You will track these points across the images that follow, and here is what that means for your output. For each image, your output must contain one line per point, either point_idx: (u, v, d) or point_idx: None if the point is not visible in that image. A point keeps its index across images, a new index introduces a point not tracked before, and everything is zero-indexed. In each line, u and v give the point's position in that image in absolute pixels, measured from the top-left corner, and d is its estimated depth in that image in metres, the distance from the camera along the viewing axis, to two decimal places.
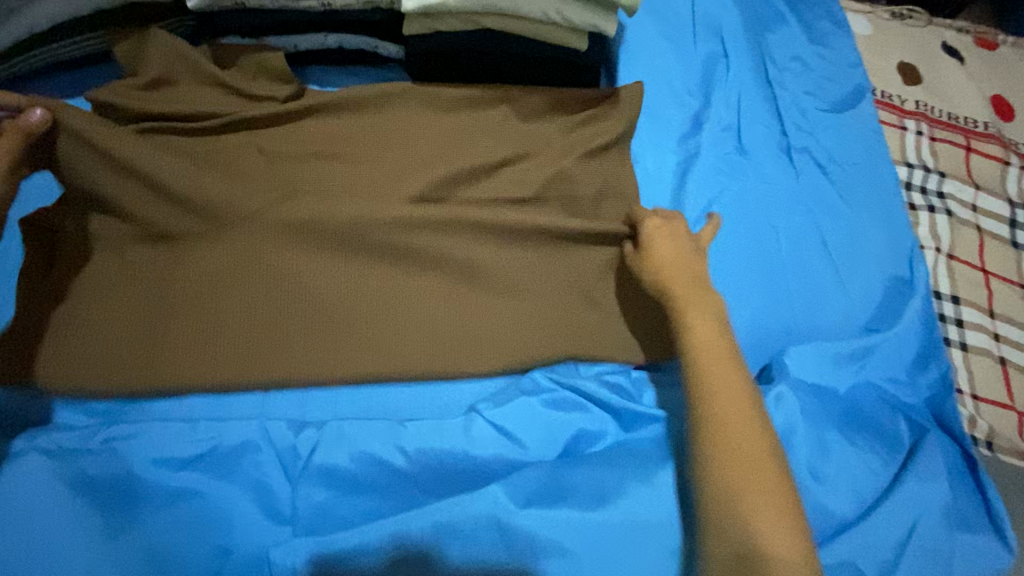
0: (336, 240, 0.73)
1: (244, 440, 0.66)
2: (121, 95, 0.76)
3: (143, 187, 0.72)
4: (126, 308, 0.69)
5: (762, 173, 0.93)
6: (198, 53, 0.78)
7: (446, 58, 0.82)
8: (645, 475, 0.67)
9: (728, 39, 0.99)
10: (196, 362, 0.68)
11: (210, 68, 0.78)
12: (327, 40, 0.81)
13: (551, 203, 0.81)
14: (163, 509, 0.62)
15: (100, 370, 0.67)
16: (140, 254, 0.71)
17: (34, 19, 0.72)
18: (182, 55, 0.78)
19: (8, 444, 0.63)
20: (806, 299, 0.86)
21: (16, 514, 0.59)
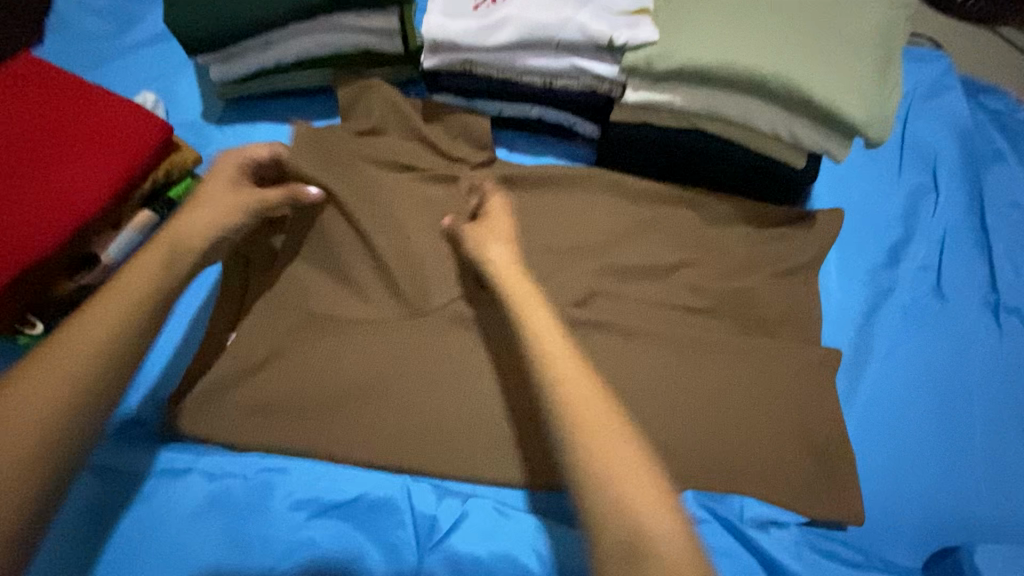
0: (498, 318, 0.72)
1: (386, 494, 0.65)
2: (336, 135, 0.79)
3: (342, 232, 0.75)
4: (295, 333, 0.71)
5: (960, 326, 0.83)
6: (410, 107, 0.82)
7: (641, 149, 0.81)
8: None
9: (942, 171, 0.90)
10: (350, 406, 0.68)
11: (417, 124, 0.81)
12: (531, 111, 0.83)
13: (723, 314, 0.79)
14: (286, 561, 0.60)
15: (253, 399, 0.68)
16: (320, 288, 0.74)
17: (282, 51, 0.77)
18: (397, 107, 0.81)
19: (179, 456, 0.66)
20: (1000, 486, 0.74)
21: (173, 529, 0.61)
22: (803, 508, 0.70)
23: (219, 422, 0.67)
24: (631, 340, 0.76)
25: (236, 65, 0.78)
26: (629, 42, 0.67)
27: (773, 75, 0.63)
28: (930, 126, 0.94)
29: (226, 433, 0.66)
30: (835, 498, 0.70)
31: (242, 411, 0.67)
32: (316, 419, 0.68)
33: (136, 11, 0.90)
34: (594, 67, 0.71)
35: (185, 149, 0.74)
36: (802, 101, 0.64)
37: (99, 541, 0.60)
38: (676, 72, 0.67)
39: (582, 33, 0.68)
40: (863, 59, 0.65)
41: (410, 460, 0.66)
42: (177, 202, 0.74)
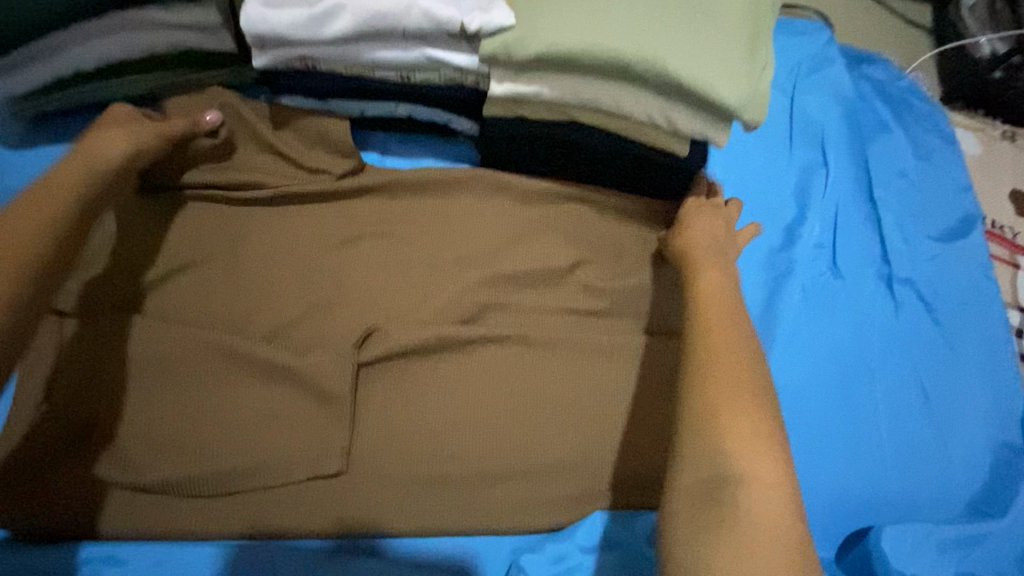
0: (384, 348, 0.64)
1: (250, 571, 0.57)
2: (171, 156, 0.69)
3: (188, 272, 0.66)
4: (125, 384, 0.59)
5: (857, 303, 0.82)
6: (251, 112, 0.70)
7: (521, 143, 0.75)
8: None
9: (830, 146, 0.89)
10: (199, 469, 0.57)
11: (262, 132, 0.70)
12: (397, 109, 0.73)
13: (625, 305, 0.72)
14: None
15: (91, 481, 0.57)
16: (152, 334, 0.61)
17: (78, 58, 0.64)
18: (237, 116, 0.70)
19: None
20: (903, 463, 0.74)
21: None
22: None
23: (39, 507, 0.56)
24: (528, 354, 0.67)
25: (23, 78, 0.65)
26: (484, 27, 0.59)
27: (640, 58, 0.58)
28: (818, 99, 0.92)
29: (49, 520, 0.56)
30: None
31: (76, 496, 0.57)
32: (163, 495, 0.58)
33: None
34: (451, 58, 0.63)
35: None
36: (675, 85, 0.59)
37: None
38: (539, 60, 0.60)
39: (429, 20, 0.59)
40: (734, 35, 0.60)
41: (286, 521, 0.59)
42: None
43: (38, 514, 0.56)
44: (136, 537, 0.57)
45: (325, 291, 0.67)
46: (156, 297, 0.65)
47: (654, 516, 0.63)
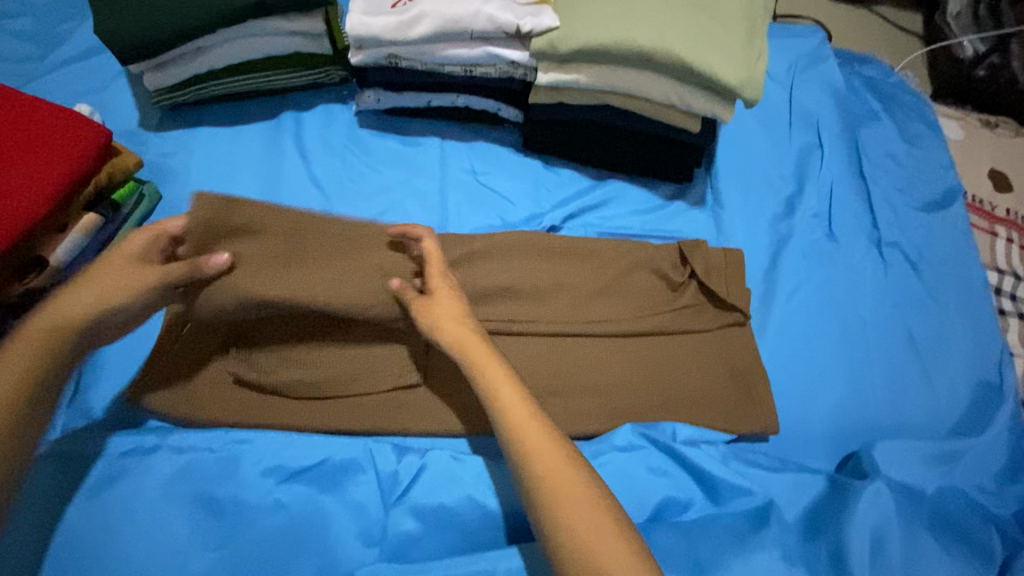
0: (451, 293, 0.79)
1: (349, 458, 0.70)
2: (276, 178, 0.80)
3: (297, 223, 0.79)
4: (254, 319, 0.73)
5: (849, 262, 0.94)
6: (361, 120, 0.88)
7: (559, 126, 0.90)
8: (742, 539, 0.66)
9: (824, 131, 1.03)
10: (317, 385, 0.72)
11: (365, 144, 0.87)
12: (458, 100, 0.89)
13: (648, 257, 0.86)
14: (249, 520, 0.64)
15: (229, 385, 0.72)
16: None
17: (213, 59, 0.82)
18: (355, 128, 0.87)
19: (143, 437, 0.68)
20: (893, 392, 0.85)
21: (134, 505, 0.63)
22: (722, 423, 0.77)
23: (188, 402, 0.70)
24: (570, 293, 0.82)
25: (167, 73, 0.83)
26: (534, 28, 0.75)
27: (659, 49, 0.73)
28: (813, 92, 1.07)
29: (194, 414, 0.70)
30: (756, 413, 0.78)
31: (217, 395, 0.72)
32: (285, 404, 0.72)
33: (63, 30, 0.93)
34: (507, 54, 0.79)
35: (126, 154, 0.79)
36: (687, 70, 0.74)
37: (70, 524, 0.61)
38: (578, 52, 0.75)
39: (492, 23, 0.75)
40: (733, 32, 0.75)
41: (376, 421, 0.73)
42: (121, 206, 0.78)
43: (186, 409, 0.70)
44: (261, 428, 0.71)
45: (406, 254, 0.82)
46: None
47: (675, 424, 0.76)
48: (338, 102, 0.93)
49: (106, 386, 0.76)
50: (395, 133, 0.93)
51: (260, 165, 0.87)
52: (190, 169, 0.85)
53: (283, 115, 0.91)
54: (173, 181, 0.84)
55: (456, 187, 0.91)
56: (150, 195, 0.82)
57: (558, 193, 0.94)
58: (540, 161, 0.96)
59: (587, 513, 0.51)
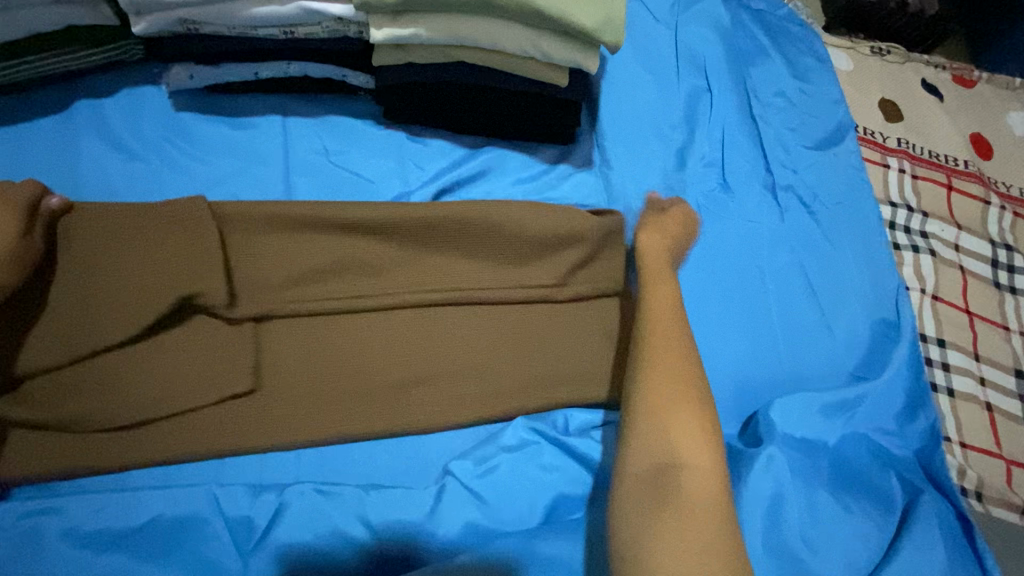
0: (275, 283, 0.67)
1: (189, 510, 0.60)
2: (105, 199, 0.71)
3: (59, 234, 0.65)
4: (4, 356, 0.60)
5: (744, 212, 0.89)
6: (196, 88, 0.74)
7: (414, 91, 0.78)
8: None
9: (711, 73, 0.97)
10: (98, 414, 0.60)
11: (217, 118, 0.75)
12: (290, 68, 0.75)
13: (520, 218, 0.75)
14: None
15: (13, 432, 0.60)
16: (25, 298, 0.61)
17: None
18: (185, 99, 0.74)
19: None
20: (792, 345, 0.82)
21: None
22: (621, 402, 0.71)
23: None
24: (436, 274, 0.71)
25: None
26: None
27: None
28: (698, 30, 0.99)
29: None
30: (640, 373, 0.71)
31: None
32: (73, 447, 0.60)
33: None
34: (328, 8, 0.65)
35: None
36: (535, 14, 0.64)
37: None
38: (408, 2, 0.64)
39: None
40: None
41: (204, 446, 0.62)
42: None
43: None
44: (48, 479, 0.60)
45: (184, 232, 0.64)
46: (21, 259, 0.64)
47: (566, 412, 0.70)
48: (148, 83, 0.77)
49: None
50: (223, 114, 0.78)
51: (50, 170, 0.71)
52: None
53: (76, 105, 0.75)
54: None
55: (303, 172, 0.78)
56: None
57: (426, 167, 0.83)
58: (404, 132, 0.84)
59: (671, 363, 0.63)
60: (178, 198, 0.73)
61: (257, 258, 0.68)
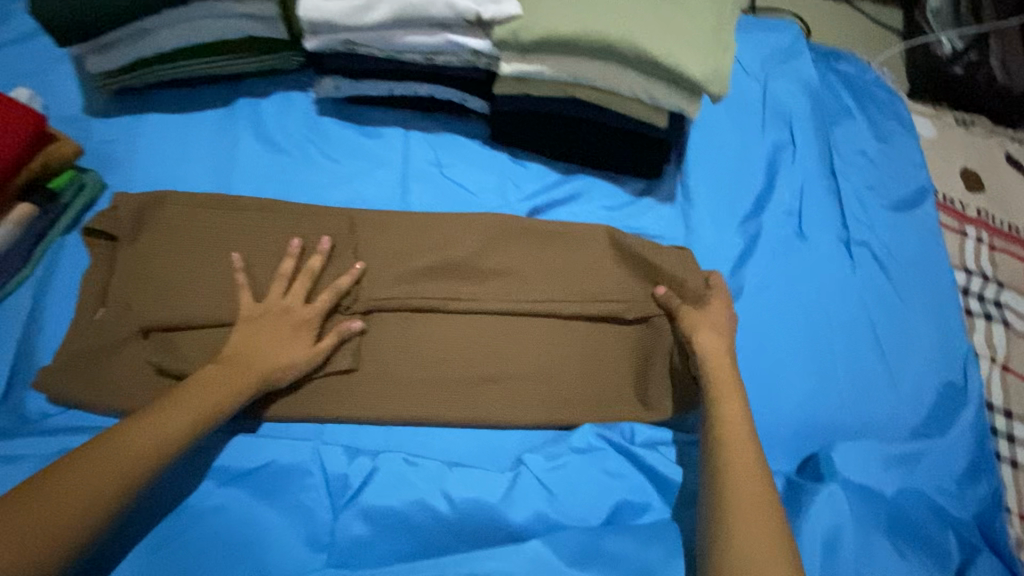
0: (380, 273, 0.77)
1: (295, 461, 0.68)
2: (252, 183, 0.82)
3: (209, 213, 0.76)
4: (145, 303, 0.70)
5: (818, 261, 0.93)
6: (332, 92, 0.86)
7: (524, 119, 0.87)
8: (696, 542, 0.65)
9: (797, 128, 1.02)
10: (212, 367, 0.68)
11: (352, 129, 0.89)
12: (420, 89, 0.86)
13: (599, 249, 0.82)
14: (187, 525, 0.63)
15: (147, 374, 0.68)
16: (169, 262, 0.72)
17: (162, 41, 0.78)
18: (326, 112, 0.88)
19: (58, 422, 0.66)
20: (856, 395, 0.85)
21: None
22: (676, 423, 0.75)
23: (85, 390, 0.66)
24: (531, 286, 0.78)
25: (112, 56, 0.78)
26: (495, 16, 0.72)
27: (621, 40, 0.71)
28: (787, 87, 1.05)
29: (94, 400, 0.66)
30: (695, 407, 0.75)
31: (113, 379, 0.67)
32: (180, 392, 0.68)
33: (4, 7, 0.88)
34: (468, 42, 0.76)
35: (64, 141, 0.74)
36: (651, 62, 0.72)
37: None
38: (540, 42, 0.73)
39: (450, 9, 0.72)
40: (699, 23, 0.74)
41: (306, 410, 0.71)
42: (59, 194, 0.74)
43: (87, 398, 0.66)
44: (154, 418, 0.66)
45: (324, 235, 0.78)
46: (173, 229, 0.74)
47: (633, 425, 0.74)
48: (298, 90, 0.89)
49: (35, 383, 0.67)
50: (355, 123, 0.90)
51: (211, 155, 0.83)
52: (137, 156, 0.81)
53: (238, 101, 0.87)
54: (120, 168, 0.81)
55: (418, 179, 0.88)
56: (92, 183, 0.77)
57: (524, 187, 0.91)
58: (507, 154, 0.93)
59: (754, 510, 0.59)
60: (313, 189, 0.84)
61: (372, 251, 0.78)
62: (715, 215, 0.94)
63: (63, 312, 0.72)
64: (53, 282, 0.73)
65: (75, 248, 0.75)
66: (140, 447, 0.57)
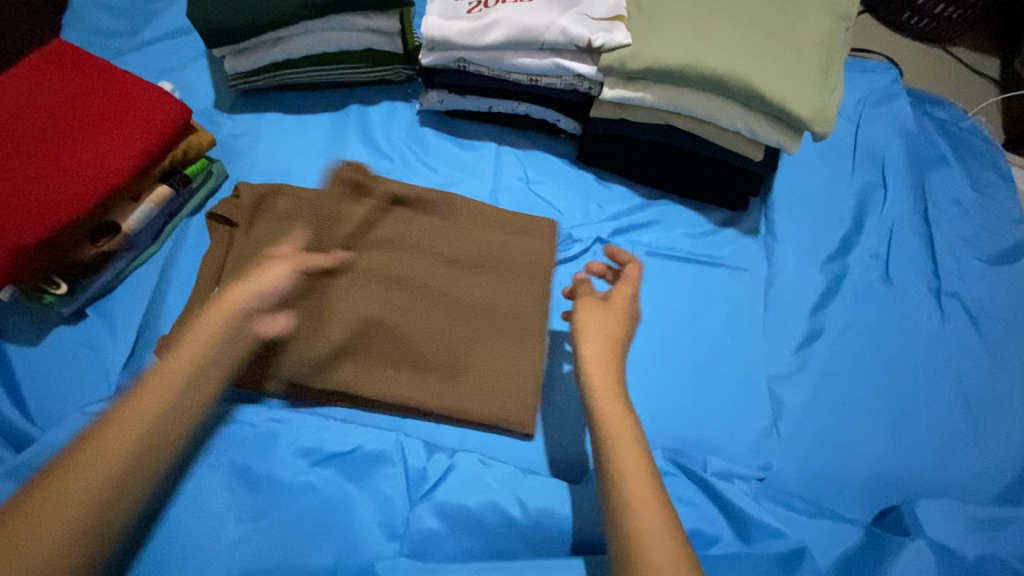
0: (464, 279, 0.80)
1: (380, 449, 0.71)
2: None
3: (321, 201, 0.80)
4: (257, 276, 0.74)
5: (904, 309, 0.90)
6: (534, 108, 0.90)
7: (615, 142, 0.89)
8: None
9: (888, 171, 1.00)
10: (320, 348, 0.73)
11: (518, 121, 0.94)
12: (518, 107, 0.90)
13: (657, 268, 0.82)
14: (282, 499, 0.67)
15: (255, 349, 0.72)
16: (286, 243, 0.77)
17: (292, 49, 0.85)
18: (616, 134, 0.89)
19: None
20: (939, 450, 0.81)
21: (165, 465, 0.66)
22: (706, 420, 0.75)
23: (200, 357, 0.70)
24: None
25: (246, 60, 0.86)
26: (606, 43, 0.76)
27: (729, 73, 0.73)
28: (880, 130, 1.04)
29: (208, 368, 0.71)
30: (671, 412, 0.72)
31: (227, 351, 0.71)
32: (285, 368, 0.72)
33: (154, 10, 0.98)
34: (576, 66, 0.79)
35: (201, 133, 0.82)
36: (757, 96, 0.73)
37: None
38: (646, 71, 0.75)
39: (564, 35, 0.76)
40: (808, 62, 0.74)
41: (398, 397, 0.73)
42: (191, 180, 0.82)
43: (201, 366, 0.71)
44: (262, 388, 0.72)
45: (423, 234, 0.82)
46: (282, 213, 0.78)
47: (711, 459, 0.75)
48: (403, 100, 0.95)
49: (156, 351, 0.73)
50: (452, 135, 0.94)
51: (320, 154, 0.89)
52: (257, 151, 0.89)
53: (349, 107, 0.94)
54: (241, 161, 0.88)
55: (507, 193, 0.91)
56: (217, 173, 0.85)
57: (608, 208, 0.93)
58: (593, 175, 0.96)
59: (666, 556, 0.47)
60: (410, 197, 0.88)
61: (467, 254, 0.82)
62: (799, 251, 0.93)
63: (184, 289, 0.78)
64: (178, 260, 0.80)
65: (197, 230, 0.83)
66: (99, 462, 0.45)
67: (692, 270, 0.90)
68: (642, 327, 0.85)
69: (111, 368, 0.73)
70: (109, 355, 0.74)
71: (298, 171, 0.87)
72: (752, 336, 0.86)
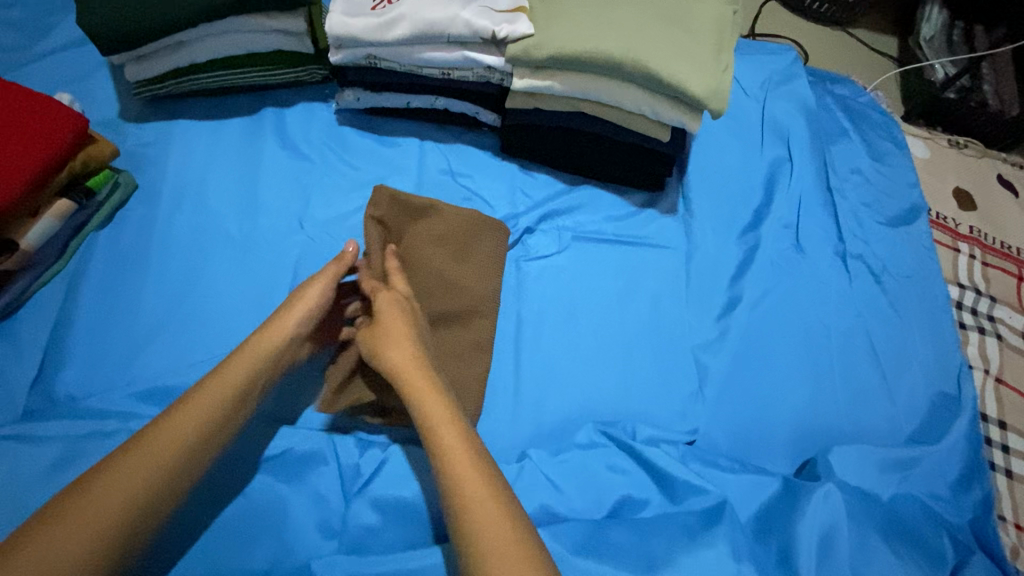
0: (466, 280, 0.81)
1: (312, 449, 0.71)
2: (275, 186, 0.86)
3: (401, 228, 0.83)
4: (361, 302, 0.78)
5: (815, 273, 0.96)
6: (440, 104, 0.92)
7: (534, 131, 0.91)
8: (694, 533, 0.66)
9: (794, 145, 1.06)
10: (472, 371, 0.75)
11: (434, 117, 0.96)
12: (435, 102, 0.91)
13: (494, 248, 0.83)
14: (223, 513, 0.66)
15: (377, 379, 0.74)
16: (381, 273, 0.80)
17: (196, 53, 0.84)
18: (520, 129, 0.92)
19: (82, 405, 0.68)
20: (852, 400, 0.87)
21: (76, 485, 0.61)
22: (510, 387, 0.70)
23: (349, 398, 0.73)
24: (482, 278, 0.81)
25: (148, 66, 0.84)
26: (510, 34, 0.78)
27: (627, 58, 0.76)
28: (785, 108, 1.10)
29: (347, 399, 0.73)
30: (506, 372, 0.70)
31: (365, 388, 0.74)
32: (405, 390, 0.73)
33: (49, 21, 0.94)
34: (484, 59, 0.81)
35: (102, 142, 0.80)
36: (656, 79, 0.77)
37: (25, 489, 0.61)
38: (550, 60, 0.78)
39: (467, 28, 0.77)
40: (700, 45, 0.78)
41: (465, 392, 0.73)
42: (96, 192, 0.79)
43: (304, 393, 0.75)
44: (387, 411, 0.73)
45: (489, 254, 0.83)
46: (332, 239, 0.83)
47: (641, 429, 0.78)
48: (319, 101, 0.95)
49: (69, 370, 0.71)
50: (371, 133, 0.94)
51: (235, 158, 0.88)
52: (167, 159, 0.86)
53: (264, 111, 0.92)
54: (151, 170, 0.85)
55: (431, 187, 0.92)
56: (125, 184, 0.82)
57: (532, 196, 0.95)
58: (516, 164, 0.97)
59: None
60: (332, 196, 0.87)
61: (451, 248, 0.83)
62: (716, 226, 0.98)
63: (93, 304, 0.75)
64: (88, 274, 0.77)
65: (106, 243, 0.79)
66: (129, 479, 0.51)
67: (616, 251, 0.93)
68: (572, 311, 0.88)
69: (18, 392, 0.69)
70: (16, 379, 0.70)
71: (214, 178, 0.86)
72: (675, 309, 0.90)
